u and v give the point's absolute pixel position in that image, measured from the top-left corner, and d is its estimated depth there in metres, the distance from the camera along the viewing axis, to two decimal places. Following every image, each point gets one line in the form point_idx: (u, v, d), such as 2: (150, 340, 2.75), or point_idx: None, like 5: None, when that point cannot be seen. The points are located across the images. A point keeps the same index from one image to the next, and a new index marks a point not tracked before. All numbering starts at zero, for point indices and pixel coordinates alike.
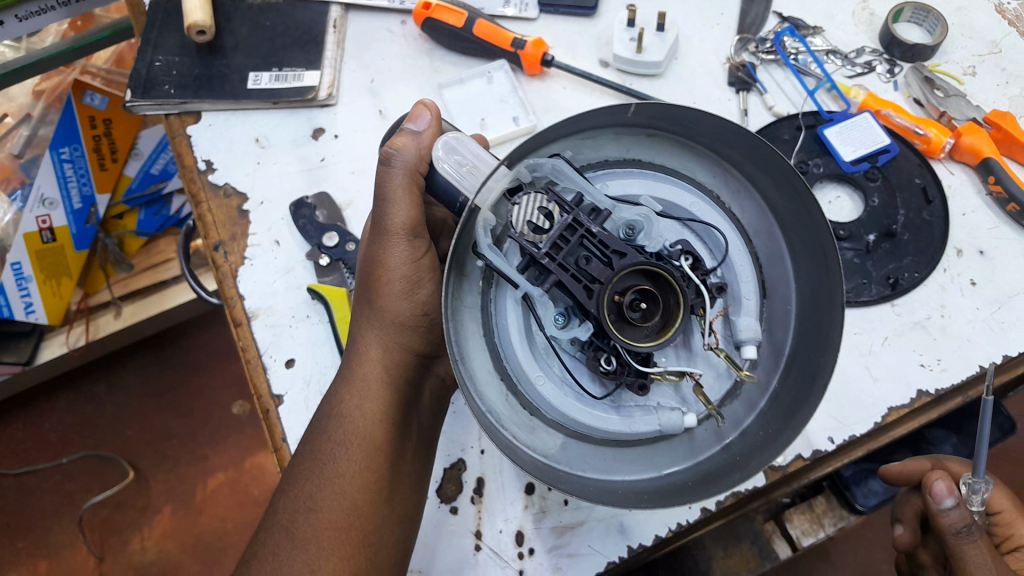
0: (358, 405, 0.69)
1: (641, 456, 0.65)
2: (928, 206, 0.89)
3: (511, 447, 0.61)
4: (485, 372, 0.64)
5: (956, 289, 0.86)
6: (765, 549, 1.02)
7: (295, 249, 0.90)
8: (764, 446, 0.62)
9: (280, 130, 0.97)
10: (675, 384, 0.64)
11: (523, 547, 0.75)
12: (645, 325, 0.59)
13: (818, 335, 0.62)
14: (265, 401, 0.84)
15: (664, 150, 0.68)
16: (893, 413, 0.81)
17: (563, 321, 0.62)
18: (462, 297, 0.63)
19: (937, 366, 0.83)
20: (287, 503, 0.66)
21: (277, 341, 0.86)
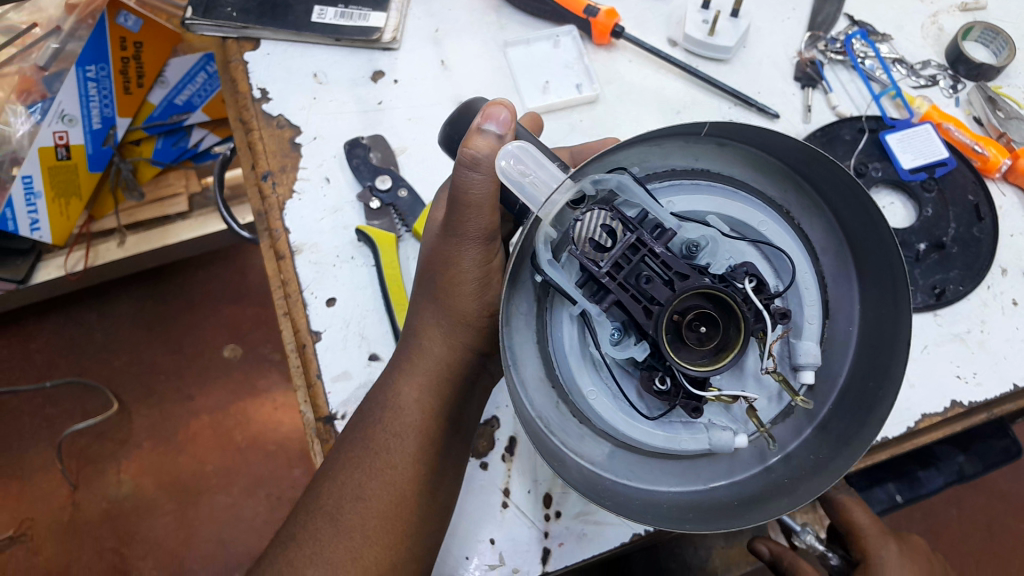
0: (416, 398, 0.68)
1: (685, 469, 0.60)
2: (979, 222, 0.89)
3: (557, 457, 0.56)
4: (534, 380, 0.57)
5: (997, 307, 0.87)
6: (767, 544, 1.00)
7: (346, 188, 0.89)
8: (813, 472, 0.58)
9: (340, 67, 0.95)
10: (726, 404, 0.58)
11: (550, 509, 0.75)
12: (701, 347, 0.54)
13: (877, 366, 0.58)
14: (304, 337, 0.82)
15: (732, 161, 0.60)
16: (926, 420, 0.81)
17: (618, 336, 0.55)
18: (514, 305, 0.57)
19: (974, 379, 0.83)
20: (333, 487, 0.64)
21: (320, 278, 0.85)
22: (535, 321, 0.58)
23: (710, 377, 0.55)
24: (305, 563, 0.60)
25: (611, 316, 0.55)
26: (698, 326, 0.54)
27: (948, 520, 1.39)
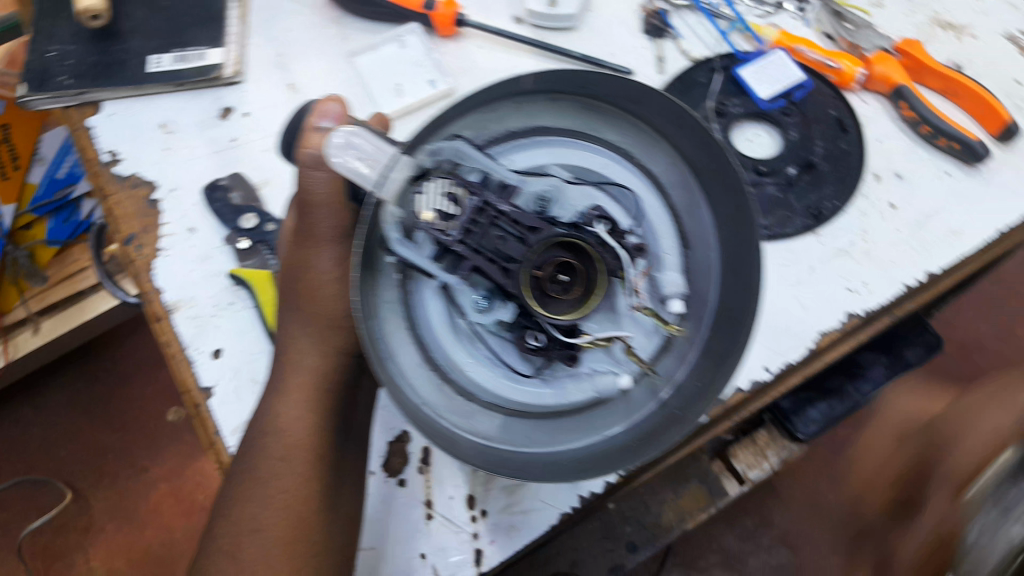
0: (297, 414, 0.58)
1: (576, 424, 0.52)
2: (843, 135, 0.90)
3: (446, 439, 0.48)
4: (412, 365, 0.51)
5: (877, 214, 0.87)
6: (715, 487, 0.94)
7: (210, 238, 0.85)
8: (707, 390, 0.48)
9: (186, 114, 0.92)
10: (604, 347, 0.52)
11: (475, 509, 0.73)
12: (567, 296, 0.49)
13: (746, 275, 0.49)
14: (195, 394, 0.79)
15: (568, 110, 0.54)
16: (827, 337, 0.79)
17: (488, 303, 0.50)
18: (377, 293, 0.49)
19: (866, 290, 0.82)
20: (227, 525, 0.56)
21: (199, 328, 0.81)
22: (404, 307, 0.51)
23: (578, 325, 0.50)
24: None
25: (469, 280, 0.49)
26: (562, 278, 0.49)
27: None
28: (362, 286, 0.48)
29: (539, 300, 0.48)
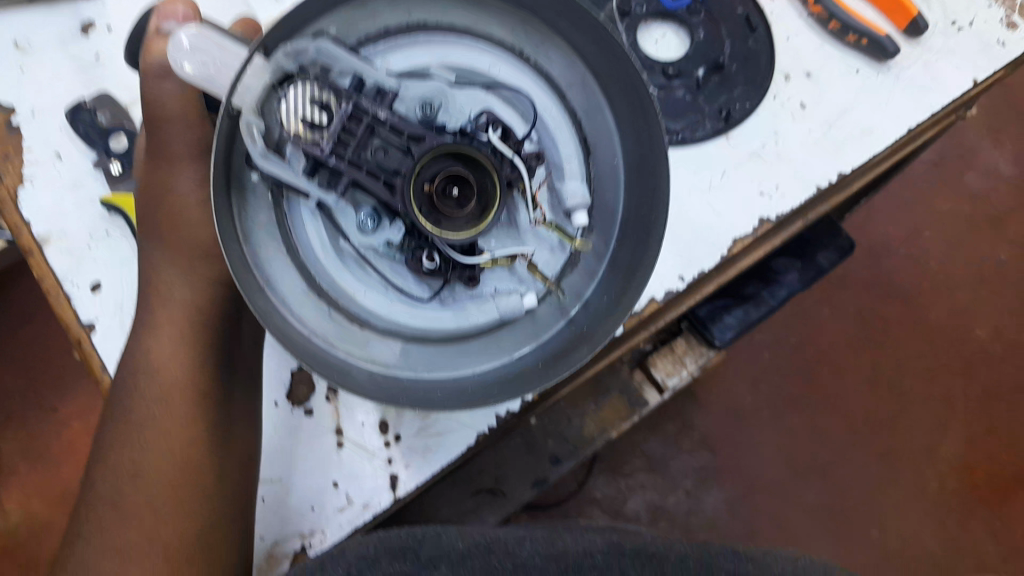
0: (170, 353, 0.54)
1: (486, 345, 0.48)
2: (753, 34, 0.77)
3: (340, 371, 0.44)
4: (296, 294, 0.45)
5: (786, 115, 0.75)
6: (636, 398, 0.92)
7: (79, 160, 0.68)
8: (617, 303, 0.46)
9: (41, 24, 0.69)
10: (507, 265, 0.48)
11: (389, 435, 0.59)
12: (461, 212, 0.43)
13: (650, 184, 0.46)
14: (76, 332, 0.66)
15: (450, 5, 0.46)
16: (738, 244, 0.72)
17: (374, 222, 0.44)
18: (248, 217, 0.44)
19: (780, 194, 0.73)
20: (106, 477, 0.52)
21: (73, 260, 0.66)
22: (279, 230, 0.45)
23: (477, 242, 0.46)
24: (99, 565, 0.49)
25: (353, 200, 0.44)
26: (454, 190, 0.43)
27: (822, 322, 1.30)
28: (229, 211, 0.42)
29: (432, 217, 0.42)
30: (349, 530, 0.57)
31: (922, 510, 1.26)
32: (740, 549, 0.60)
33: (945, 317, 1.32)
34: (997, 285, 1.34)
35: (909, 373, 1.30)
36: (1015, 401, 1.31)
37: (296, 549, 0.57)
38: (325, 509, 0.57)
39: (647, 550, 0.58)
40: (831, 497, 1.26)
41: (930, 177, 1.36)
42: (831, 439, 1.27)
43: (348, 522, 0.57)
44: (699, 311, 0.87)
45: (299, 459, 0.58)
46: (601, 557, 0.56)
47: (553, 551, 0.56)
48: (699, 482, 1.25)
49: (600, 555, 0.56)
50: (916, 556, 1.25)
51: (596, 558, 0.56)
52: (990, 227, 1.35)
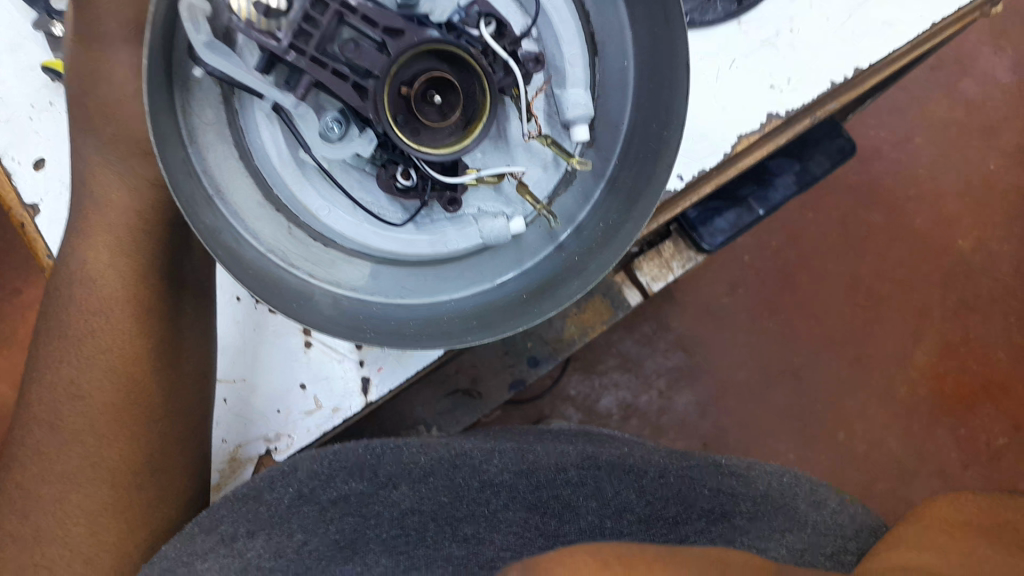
0: (113, 265, 0.48)
1: (465, 268, 0.43)
2: None
3: (299, 299, 0.40)
4: (250, 206, 0.40)
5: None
6: (618, 299, 0.74)
7: (18, 17, 0.54)
8: (612, 235, 0.40)
9: None
10: (493, 184, 0.40)
11: None
12: (443, 124, 0.37)
13: (660, 101, 0.40)
14: (17, 214, 0.54)
15: None
16: (743, 143, 0.58)
17: (341, 129, 0.37)
18: (194, 117, 0.37)
19: (792, 89, 0.58)
20: (42, 390, 0.47)
21: (9, 131, 0.54)
22: (229, 130, 0.39)
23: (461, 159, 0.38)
24: (38, 482, 0.46)
25: (316, 103, 0.37)
26: (436, 97, 0.36)
27: (802, 226, 1.02)
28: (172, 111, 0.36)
29: (408, 128, 0.36)
30: (317, 435, 0.54)
31: (890, 417, 1.02)
32: (718, 458, 0.50)
33: (932, 225, 1.04)
34: (972, 198, 1.05)
35: (889, 278, 1.03)
36: (990, 313, 1.04)
37: (261, 453, 0.53)
38: (290, 412, 0.54)
39: (631, 459, 0.47)
40: (799, 400, 1.01)
41: (926, 83, 1.04)
42: (798, 343, 1.02)
43: (315, 426, 0.54)
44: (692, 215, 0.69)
45: (264, 359, 0.53)
46: (577, 472, 0.45)
47: (525, 466, 0.45)
48: (672, 380, 1.00)
49: (577, 469, 0.45)
50: (883, 472, 1.01)
51: (575, 474, 0.45)
52: (982, 132, 1.05)
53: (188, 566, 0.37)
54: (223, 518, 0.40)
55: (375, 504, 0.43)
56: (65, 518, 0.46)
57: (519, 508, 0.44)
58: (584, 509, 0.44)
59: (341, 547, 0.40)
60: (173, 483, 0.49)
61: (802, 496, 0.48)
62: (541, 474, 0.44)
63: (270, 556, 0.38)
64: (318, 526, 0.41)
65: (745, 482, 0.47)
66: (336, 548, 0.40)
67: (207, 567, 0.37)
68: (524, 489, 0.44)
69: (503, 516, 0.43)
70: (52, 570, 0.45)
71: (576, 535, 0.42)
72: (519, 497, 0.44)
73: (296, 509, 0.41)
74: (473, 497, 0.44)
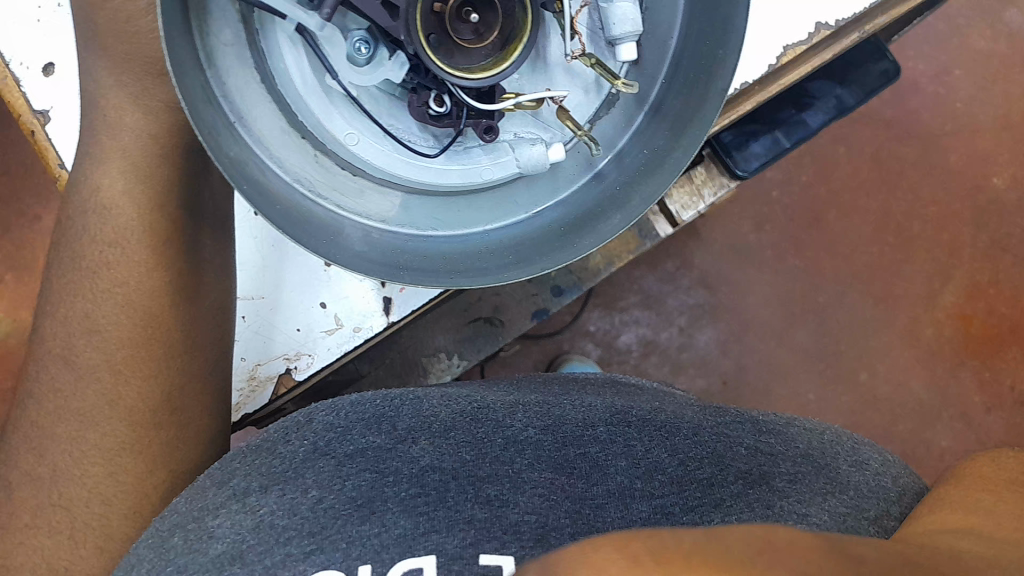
0: (125, 193, 0.46)
1: (500, 199, 0.40)
2: None
3: (328, 235, 0.37)
4: (272, 134, 0.37)
5: None
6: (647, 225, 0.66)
7: None
8: (658, 162, 0.38)
9: None
10: (531, 109, 0.38)
11: None
12: (479, 43, 0.34)
13: (719, 13, 0.37)
14: (28, 123, 0.49)
15: None
16: (791, 53, 0.52)
17: (369, 51, 0.34)
18: (212, 36, 0.35)
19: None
20: (54, 324, 0.45)
21: (15, 32, 0.48)
22: (249, 52, 0.36)
23: (498, 85, 0.35)
24: (54, 423, 0.43)
25: (340, 24, 0.34)
26: (472, 13, 0.34)
27: (833, 159, 0.96)
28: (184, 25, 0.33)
29: (441, 50, 0.33)
30: (339, 354, 0.50)
31: (915, 360, 0.97)
32: (750, 414, 0.44)
33: (967, 162, 0.97)
34: (1010, 134, 0.97)
35: (920, 216, 0.97)
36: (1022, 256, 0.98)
37: (280, 372, 0.49)
38: (309, 330, 0.49)
39: (665, 417, 0.41)
40: (823, 340, 0.96)
41: (968, 11, 0.96)
42: (823, 281, 0.96)
43: (337, 345, 0.49)
44: (723, 136, 0.60)
45: (286, 277, 0.48)
46: (605, 429, 0.39)
47: (552, 421, 0.39)
48: (693, 318, 0.95)
49: (604, 426, 0.40)
50: (904, 416, 0.96)
51: (602, 432, 0.39)
52: None
53: (199, 524, 0.35)
54: (236, 470, 0.37)
55: (393, 459, 0.37)
56: (83, 458, 0.43)
57: (545, 466, 0.37)
58: (614, 468, 0.37)
59: (357, 505, 0.35)
60: (195, 421, 0.45)
61: (843, 452, 0.42)
62: (568, 431, 0.39)
63: (283, 513, 0.35)
64: (333, 480, 0.36)
65: (785, 441, 0.42)
66: (352, 507, 0.35)
67: (218, 524, 0.35)
68: (551, 446, 0.38)
69: (529, 475, 0.36)
70: (70, 510, 0.42)
71: (608, 497, 0.36)
72: (547, 456, 0.38)
73: (310, 463, 0.37)
74: (497, 456, 0.37)
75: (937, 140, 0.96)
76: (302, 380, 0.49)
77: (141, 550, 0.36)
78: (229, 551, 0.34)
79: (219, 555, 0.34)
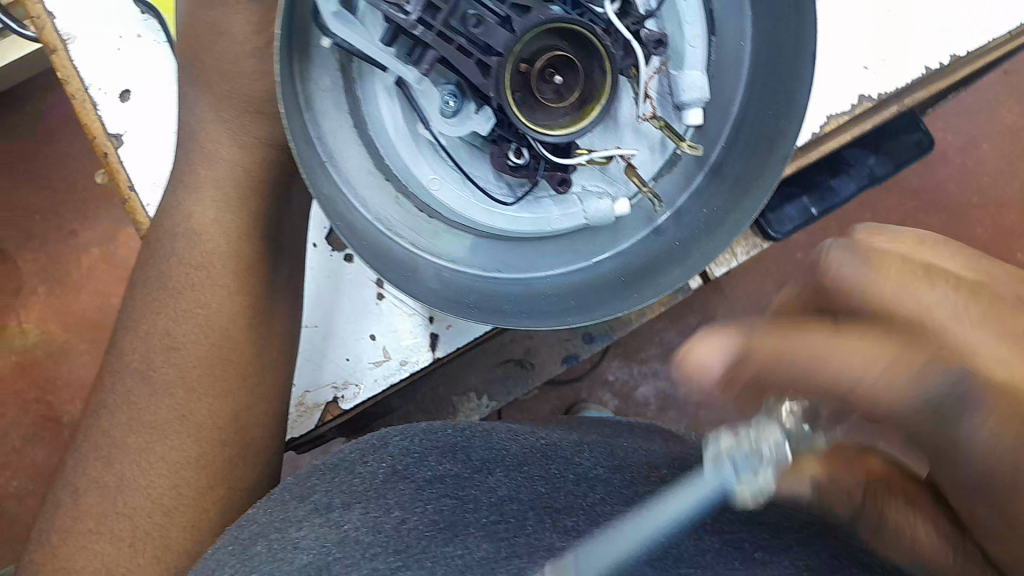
0: (216, 219, 0.49)
1: (564, 248, 0.43)
2: None
3: (406, 271, 0.39)
4: (360, 173, 0.40)
5: None
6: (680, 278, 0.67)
7: None
8: (718, 223, 0.40)
9: None
10: (600, 164, 0.40)
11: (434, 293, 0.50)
12: (559, 103, 0.37)
13: (778, 84, 0.39)
14: (101, 145, 0.49)
15: None
16: (833, 124, 0.54)
17: (456, 104, 0.36)
18: (311, 82, 0.38)
19: (885, 71, 0.54)
20: (134, 339, 0.47)
21: (98, 58, 0.49)
22: (346, 99, 0.39)
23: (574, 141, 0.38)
24: (126, 433, 0.45)
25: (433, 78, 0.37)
26: (556, 75, 0.36)
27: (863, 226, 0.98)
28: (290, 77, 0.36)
29: (525, 107, 0.36)
30: (384, 386, 0.50)
31: None
32: None
33: (993, 236, 0.99)
34: None
35: None
36: None
37: (328, 400, 0.50)
38: (359, 361, 0.50)
39: None
40: None
41: (1000, 88, 0.99)
42: None
43: (383, 377, 0.50)
44: None
45: (342, 304, 0.50)
46: (673, 467, 0.40)
47: (619, 462, 0.40)
48: None
49: (671, 466, 0.40)
50: None
51: (671, 470, 0.39)
52: None
53: (282, 534, 0.36)
54: (315, 486, 0.39)
55: (471, 487, 0.38)
56: (150, 469, 0.45)
57: (619, 499, 0.37)
58: None
59: (440, 528, 0.36)
60: (256, 441, 0.48)
61: None
62: (636, 470, 0.40)
63: (366, 530, 0.36)
64: (414, 503, 0.37)
65: None
66: (435, 528, 0.36)
67: (301, 536, 0.36)
68: (622, 483, 0.39)
69: (604, 506, 0.37)
70: (133, 520, 0.44)
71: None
72: (619, 491, 0.38)
73: (391, 484, 0.38)
74: (571, 489, 0.38)
75: (965, 211, 0.98)
76: (349, 410, 0.50)
77: (218, 557, 0.37)
78: (314, 562, 0.34)
79: (305, 564, 0.34)
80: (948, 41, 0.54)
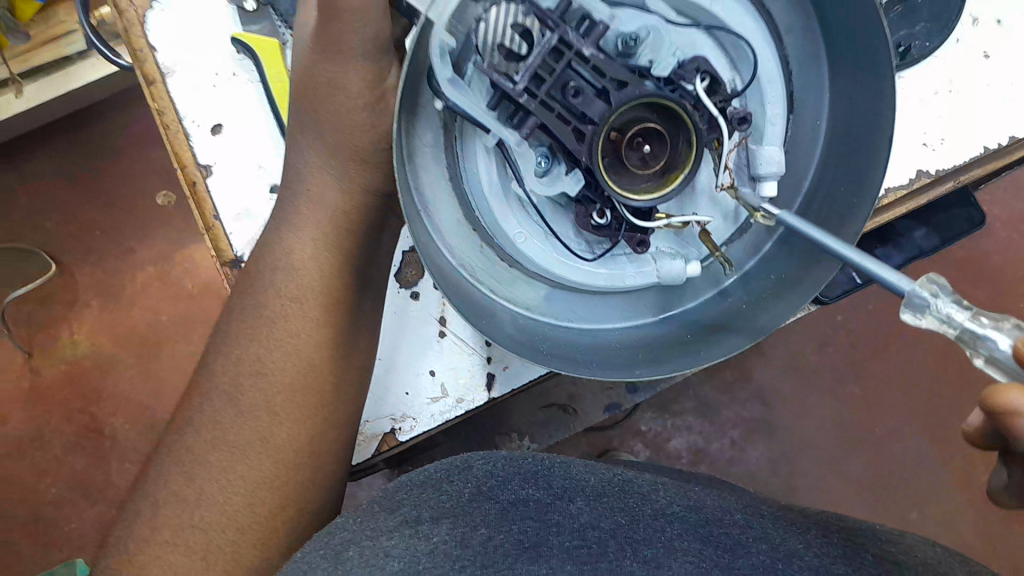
0: (314, 257, 0.52)
1: (632, 302, 0.45)
2: None
3: (487, 314, 0.42)
4: (449, 223, 0.43)
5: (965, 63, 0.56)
6: None
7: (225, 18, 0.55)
8: (784, 291, 0.42)
9: None
10: (676, 228, 0.42)
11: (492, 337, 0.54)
12: (644, 170, 0.39)
13: (853, 167, 0.41)
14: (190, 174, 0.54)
15: None
16: (890, 196, 0.55)
17: (547, 165, 0.39)
18: (417, 137, 0.40)
19: (945, 150, 0.56)
20: (227, 362, 0.50)
21: (195, 96, 0.55)
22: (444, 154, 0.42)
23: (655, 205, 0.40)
24: (209, 450, 0.48)
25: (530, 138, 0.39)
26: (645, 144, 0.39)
27: None
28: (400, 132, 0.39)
29: (613, 171, 0.38)
30: (440, 421, 0.54)
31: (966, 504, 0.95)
32: None
33: None
34: None
35: None
36: None
37: (386, 430, 0.54)
38: (416, 396, 0.54)
39: (796, 514, 0.43)
40: (877, 470, 0.96)
41: None
42: (886, 412, 0.97)
43: (440, 413, 0.54)
44: None
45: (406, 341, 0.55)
46: (743, 516, 0.42)
47: (693, 504, 0.43)
48: (746, 432, 0.97)
49: (742, 514, 0.42)
50: None
51: (742, 517, 0.42)
52: None
53: (373, 542, 0.38)
54: (405, 500, 0.41)
55: (554, 513, 0.40)
56: (229, 485, 0.47)
57: (692, 538, 0.39)
58: (757, 547, 0.38)
59: (525, 547, 0.38)
60: (326, 467, 0.50)
61: None
62: (709, 513, 0.42)
63: (456, 544, 0.38)
64: (500, 523, 0.39)
65: None
66: (520, 548, 0.38)
67: (393, 546, 0.37)
68: (696, 524, 0.41)
69: (680, 543, 0.39)
70: (208, 533, 0.46)
71: (755, 567, 0.37)
72: (694, 531, 0.40)
73: (477, 503, 0.41)
74: (649, 523, 0.40)
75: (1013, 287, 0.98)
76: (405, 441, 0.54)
77: (312, 559, 0.38)
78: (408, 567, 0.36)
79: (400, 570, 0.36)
80: (1011, 110, 0.56)
